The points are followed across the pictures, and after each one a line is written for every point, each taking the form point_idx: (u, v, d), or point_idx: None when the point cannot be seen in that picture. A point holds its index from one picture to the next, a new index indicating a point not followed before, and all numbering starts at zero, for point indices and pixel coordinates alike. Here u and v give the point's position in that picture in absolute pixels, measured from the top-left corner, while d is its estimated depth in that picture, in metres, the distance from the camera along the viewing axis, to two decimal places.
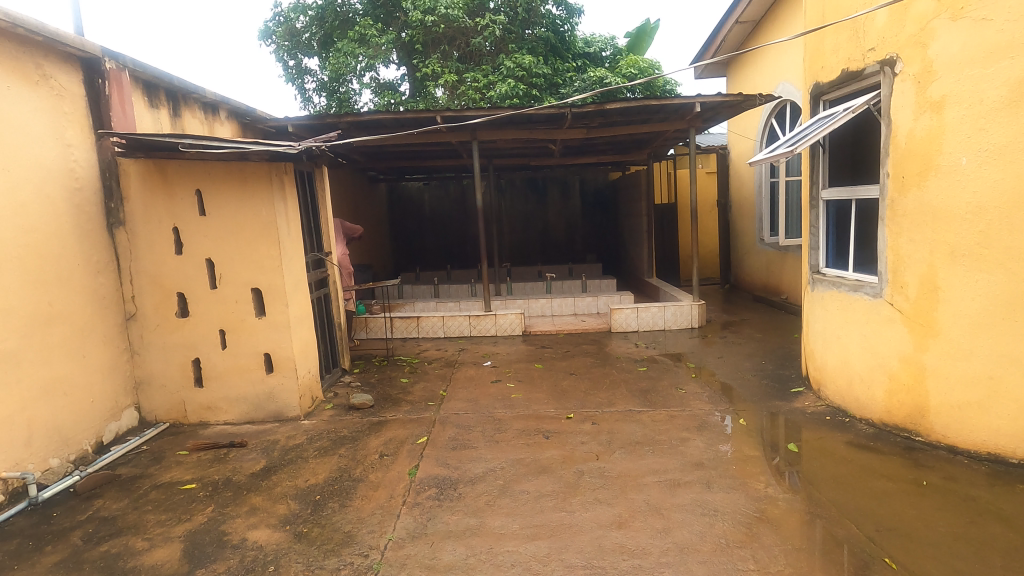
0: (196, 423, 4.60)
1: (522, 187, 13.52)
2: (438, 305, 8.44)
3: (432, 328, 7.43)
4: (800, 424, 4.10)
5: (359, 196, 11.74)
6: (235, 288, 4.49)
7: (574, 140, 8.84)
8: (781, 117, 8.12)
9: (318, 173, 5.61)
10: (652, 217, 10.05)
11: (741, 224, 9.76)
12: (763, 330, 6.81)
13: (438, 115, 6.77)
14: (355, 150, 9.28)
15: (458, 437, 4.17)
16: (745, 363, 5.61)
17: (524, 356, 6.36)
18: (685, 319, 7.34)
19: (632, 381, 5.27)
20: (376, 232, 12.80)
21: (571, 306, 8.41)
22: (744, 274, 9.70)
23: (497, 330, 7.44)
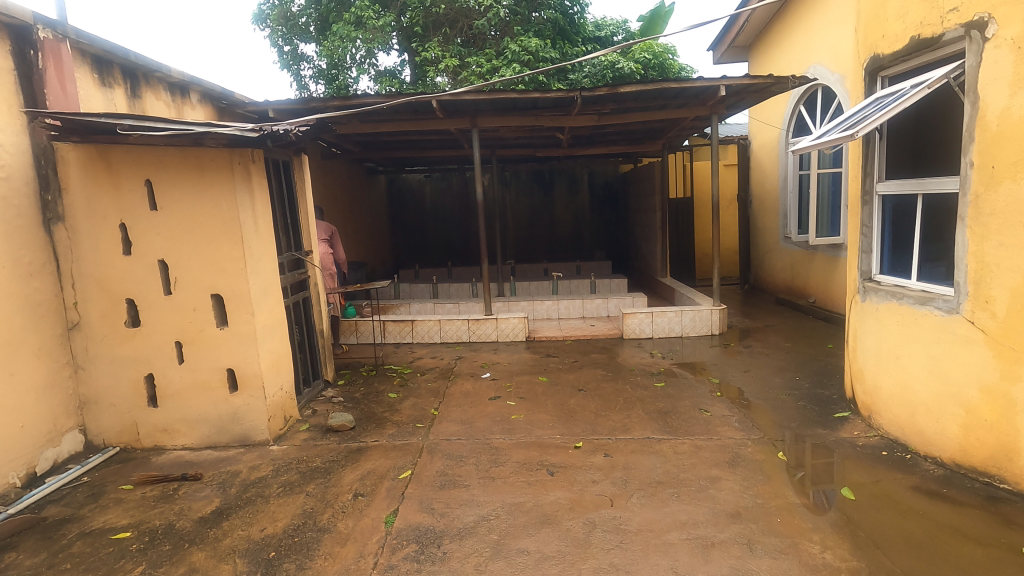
0: (150, 448, 4.02)
1: (528, 180, 12.90)
2: (436, 306, 7.85)
3: (427, 333, 6.85)
4: (851, 461, 3.47)
5: (356, 189, 11.14)
6: (192, 295, 3.89)
7: (584, 128, 8.18)
8: (811, 103, 7.41)
9: (294, 161, 5.00)
10: (667, 212, 9.38)
11: (762, 221, 9.07)
12: (793, 338, 6.16)
13: (433, 99, 6.12)
14: (348, 140, 8.67)
15: (447, 471, 3.57)
16: (776, 379, 4.97)
17: (528, 367, 5.75)
18: (704, 326, 6.70)
19: (649, 400, 4.65)
20: (374, 227, 12.20)
21: (579, 309, 7.78)
22: (766, 274, 9.03)
23: (499, 335, 6.83)
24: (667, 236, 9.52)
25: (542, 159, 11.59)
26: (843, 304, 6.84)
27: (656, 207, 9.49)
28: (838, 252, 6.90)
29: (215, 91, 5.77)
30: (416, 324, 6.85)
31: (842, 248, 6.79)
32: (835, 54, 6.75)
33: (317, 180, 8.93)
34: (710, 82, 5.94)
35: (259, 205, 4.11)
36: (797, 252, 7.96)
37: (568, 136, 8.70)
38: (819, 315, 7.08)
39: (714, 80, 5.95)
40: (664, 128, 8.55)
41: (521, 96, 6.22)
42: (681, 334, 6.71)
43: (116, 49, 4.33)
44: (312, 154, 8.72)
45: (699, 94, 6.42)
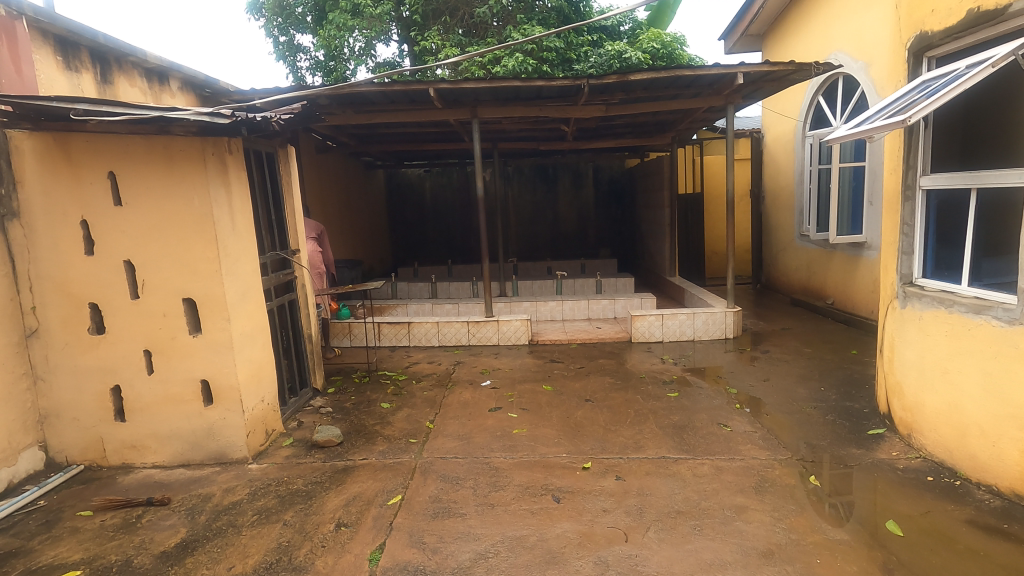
0: (118, 466, 3.68)
1: (531, 175, 12.56)
2: (435, 307, 7.50)
3: (425, 336, 6.50)
4: (893, 488, 3.10)
5: (354, 184, 10.80)
6: (162, 299, 3.53)
7: (590, 120, 7.79)
8: (831, 94, 7.02)
9: (278, 154, 4.63)
10: (676, 209, 9.00)
11: (776, 218, 8.68)
12: (813, 344, 5.79)
13: (430, 87, 5.73)
14: (344, 133, 8.30)
15: (441, 496, 3.21)
16: (799, 389, 4.60)
17: (531, 374, 5.39)
18: (718, 330, 6.33)
19: (663, 413, 4.28)
20: (372, 224, 11.84)
21: (584, 310, 7.42)
22: (779, 274, 8.65)
23: (500, 338, 6.47)
24: (676, 233, 9.13)
25: (546, 153, 11.22)
26: (864, 307, 6.46)
27: (665, 204, 9.11)
28: (859, 251, 6.51)
29: (197, 79, 5.43)
30: (413, 327, 6.50)
31: (864, 246, 6.41)
32: (859, 39, 6.34)
33: (311, 174, 8.58)
34: (727, 69, 5.54)
35: (238, 200, 3.75)
36: (814, 250, 7.58)
37: (573, 129, 8.32)
38: (838, 317, 6.70)
39: (731, 66, 5.54)
40: (674, 120, 8.16)
41: (525, 85, 5.84)
42: (694, 338, 6.34)
43: (83, 30, 3.99)
44: (306, 148, 8.36)
45: (714, 82, 6.03)
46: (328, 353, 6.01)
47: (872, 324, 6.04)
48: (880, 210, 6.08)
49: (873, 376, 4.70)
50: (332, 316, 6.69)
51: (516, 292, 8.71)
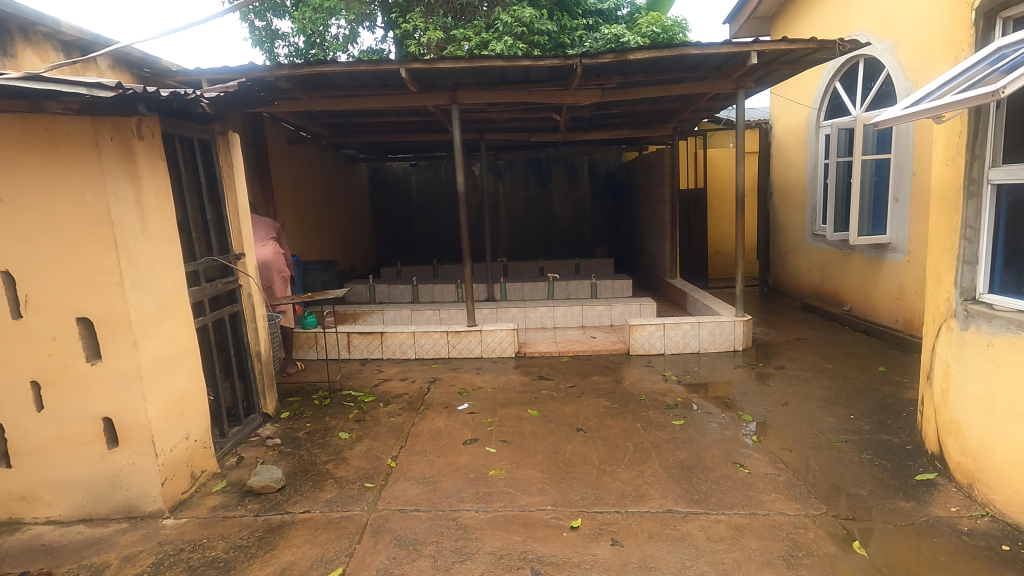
0: (5, 522, 3.01)
1: (523, 169, 11.92)
2: (414, 314, 6.84)
3: (400, 348, 5.85)
4: (961, 560, 2.46)
5: (333, 179, 10.13)
6: (49, 319, 2.84)
7: (585, 108, 7.12)
8: (849, 79, 6.37)
9: (214, 142, 3.93)
10: (677, 206, 8.35)
11: (786, 216, 8.03)
12: (833, 358, 5.15)
13: (401, 67, 5.02)
14: (316, 122, 7.61)
15: (392, 569, 2.55)
16: (826, 417, 3.97)
17: (516, 394, 4.74)
18: (725, 342, 5.67)
19: (668, 448, 3.64)
20: (354, 221, 11.15)
21: (578, 318, 6.77)
22: (789, 277, 8.02)
23: (483, 351, 5.82)
24: (677, 232, 8.48)
25: (539, 145, 10.57)
26: (888, 316, 5.83)
27: (665, 201, 8.44)
28: (881, 253, 5.88)
29: (132, 56, 4.81)
30: (387, 338, 5.84)
31: (888, 248, 5.78)
32: (884, 18, 5.69)
33: (282, 168, 7.89)
34: (739, 47, 4.87)
35: (150, 196, 3.08)
36: (829, 252, 6.94)
37: (566, 119, 7.66)
38: (858, 327, 6.07)
39: (743, 44, 4.87)
40: (676, 108, 7.50)
41: (510, 65, 5.13)
42: (698, 350, 5.69)
43: None
44: (275, 138, 7.67)
45: (723, 63, 5.36)
46: (289, 369, 5.35)
47: (899, 335, 5.41)
48: (907, 208, 5.44)
49: (909, 401, 4.07)
50: (297, 326, 6.01)
51: (505, 296, 8.04)
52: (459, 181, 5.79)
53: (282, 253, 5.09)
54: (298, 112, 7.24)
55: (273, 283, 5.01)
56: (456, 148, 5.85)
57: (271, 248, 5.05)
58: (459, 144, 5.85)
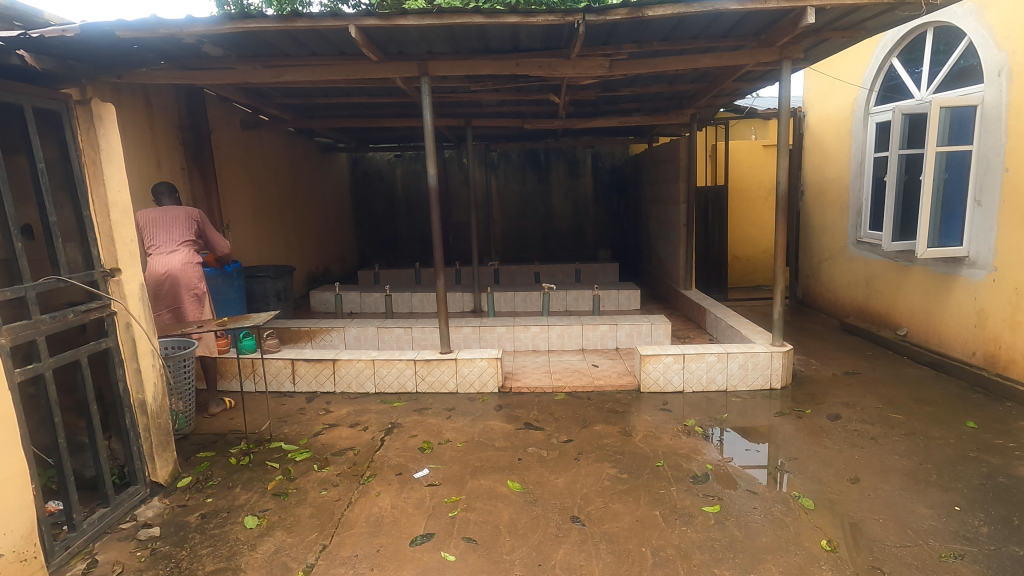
0: None
1: (520, 162, 10.82)
2: (381, 333, 5.74)
3: (357, 380, 4.75)
4: None
5: (304, 170, 9.00)
6: None
7: (588, 87, 5.98)
8: (911, 53, 5.26)
9: (65, 112, 2.80)
10: (694, 207, 7.21)
11: (822, 219, 6.90)
12: (901, 406, 4.05)
13: (352, 25, 3.85)
14: (273, 102, 6.48)
15: None
16: (919, 507, 2.85)
17: (495, 452, 3.65)
18: (759, 378, 4.56)
19: (701, 560, 2.53)
20: (329, 218, 10.03)
21: (576, 340, 5.66)
22: (823, 291, 6.90)
23: (459, 384, 4.72)
24: (693, 236, 7.34)
25: (536, 135, 9.45)
26: (960, 347, 4.72)
27: (680, 199, 7.30)
28: (954, 268, 4.76)
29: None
30: (341, 367, 4.75)
31: (963, 263, 4.66)
32: None
33: (234, 156, 6.77)
34: (791, 0, 3.72)
35: None
36: (878, 263, 5.81)
37: (566, 102, 6.52)
38: (918, 359, 4.99)
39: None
40: (696, 89, 6.34)
41: (492, 24, 3.98)
42: (726, 388, 4.58)
43: None
44: (222, 121, 6.54)
45: (767, 24, 4.22)
46: (213, 410, 4.24)
47: (982, 375, 4.32)
48: (994, 212, 4.32)
49: None
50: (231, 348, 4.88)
51: (492, 309, 6.95)
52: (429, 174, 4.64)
53: (195, 264, 3.94)
54: (248, 89, 6.10)
55: (182, 303, 3.97)
56: (426, 131, 4.69)
57: (178, 258, 3.90)
58: (431, 127, 4.70)
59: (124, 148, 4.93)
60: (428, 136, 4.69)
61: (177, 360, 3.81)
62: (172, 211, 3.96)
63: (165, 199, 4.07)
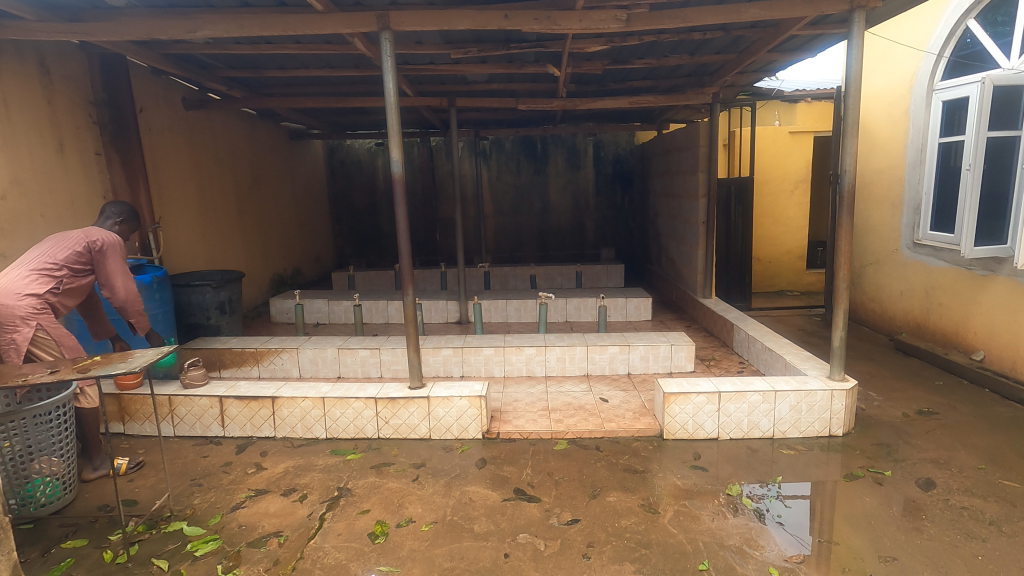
0: None
1: (514, 150, 9.78)
2: (343, 356, 4.73)
3: (303, 424, 3.74)
4: None
5: (269, 159, 7.95)
6: None
7: (595, 53, 4.95)
8: (995, 12, 4.26)
9: None
10: (714, 202, 6.20)
11: (866, 217, 5.91)
12: (1013, 469, 3.07)
13: None
14: (218, 75, 5.44)
15: None
16: None
17: (473, 542, 2.65)
18: (815, 423, 3.58)
19: None
20: (301, 214, 8.99)
21: (579, 364, 4.68)
22: (867, 301, 5.91)
23: (431, 429, 3.71)
24: (714, 236, 6.35)
25: (532, 120, 8.42)
26: None
27: (699, 193, 6.29)
28: None
29: None
30: (282, 407, 3.73)
31: None
32: None
33: (173, 140, 5.72)
34: None
35: None
36: (943, 271, 4.82)
37: (567, 77, 5.51)
38: (1009, 394, 3.98)
39: None
40: (721, 61, 5.33)
41: None
42: (773, 435, 3.60)
43: None
44: (157, 97, 5.48)
45: None
46: (92, 474, 3.27)
47: None
48: None
49: None
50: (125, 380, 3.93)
51: (479, 321, 5.94)
52: (393, 159, 3.60)
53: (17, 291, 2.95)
54: (182, 58, 5.05)
55: None
56: (389, 103, 3.65)
57: (10, 281, 3.00)
58: (395, 98, 3.66)
59: (8, 124, 3.88)
60: (392, 109, 3.66)
61: (28, 416, 2.78)
62: (69, 232, 3.20)
63: (107, 224, 3.41)
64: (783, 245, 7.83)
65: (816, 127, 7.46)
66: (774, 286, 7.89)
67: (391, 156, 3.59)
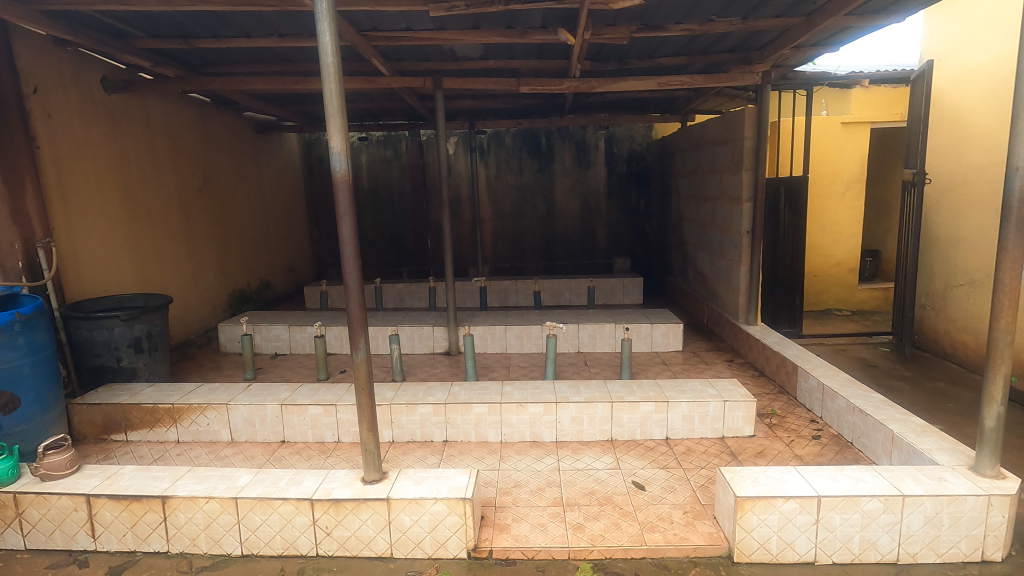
0: None
1: (515, 146, 8.61)
2: (288, 414, 3.57)
3: (207, 535, 2.59)
4: None
5: (228, 154, 6.80)
6: None
7: (623, 12, 3.80)
8: None
9: None
10: (762, 207, 5.04)
11: (956, 227, 4.73)
12: None
13: None
14: (138, 47, 4.27)
15: None
16: None
17: None
18: (961, 544, 2.41)
19: None
20: (271, 217, 7.85)
21: (601, 426, 3.53)
22: (957, 332, 4.73)
23: (393, 544, 2.55)
24: (760, 249, 5.18)
25: (536, 109, 7.29)
26: None
27: (743, 196, 5.12)
28: None
29: None
30: (176, 512, 2.57)
31: None
32: None
33: (86, 130, 4.57)
34: None
35: None
36: None
37: (582, 49, 4.40)
38: None
39: None
40: (781, 27, 4.18)
41: None
42: (896, 560, 2.43)
43: None
44: (62, 75, 4.33)
45: None
46: None
47: None
48: None
49: None
50: None
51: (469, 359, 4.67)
52: (334, 149, 2.41)
53: None
54: (81, 19, 3.88)
55: None
56: (324, 62, 2.37)
57: None
58: (335, 57, 2.38)
59: None
60: (330, 74, 2.37)
61: None
62: None
63: None
64: (831, 257, 6.66)
65: (875, 117, 6.26)
66: (820, 305, 6.73)
67: (330, 143, 2.40)
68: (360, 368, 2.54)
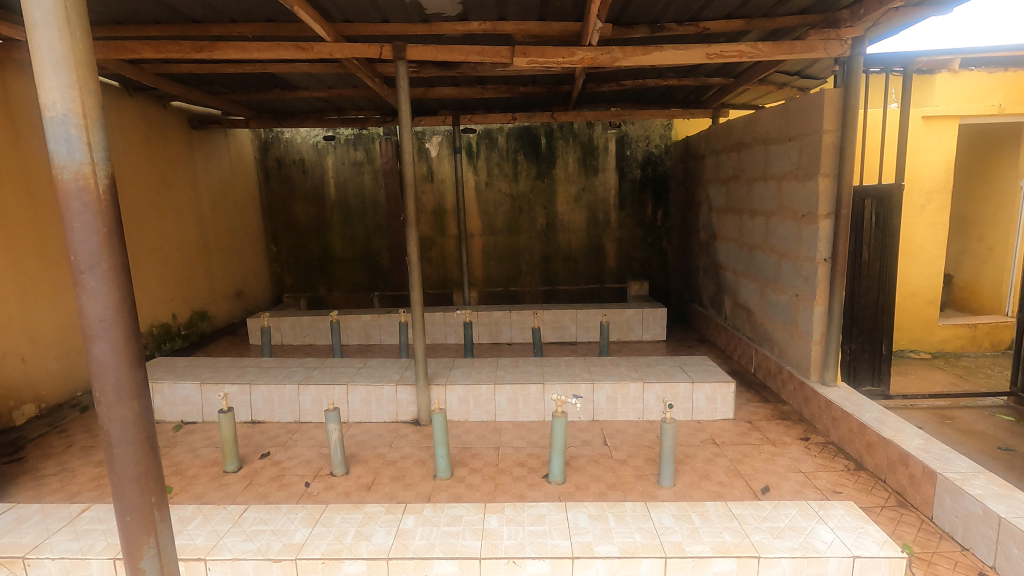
0: None
1: (509, 147, 7.24)
2: (124, 574, 2.14)
3: None
4: None
5: (150, 154, 5.40)
6: None
7: None
8: None
9: None
10: (847, 225, 3.67)
11: None
12: None
13: None
14: None
15: None
16: None
17: None
18: None
19: None
20: (213, 232, 6.44)
21: None
22: None
23: None
24: (842, 284, 3.79)
25: (536, 102, 5.93)
26: None
27: (820, 212, 3.75)
28: None
29: None
30: None
31: None
32: None
33: None
34: None
35: None
36: None
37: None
38: None
39: None
40: None
41: None
42: None
43: None
44: None
45: None
46: None
47: None
48: None
49: None
50: None
51: (442, 456, 3.19)
52: (49, 107, 1.32)
53: None
54: None
55: None
56: None
57: None
58: None
59: None
60: None
61: None
62: None
63: None
64: (905, 286, 5.30)
65: (964, 110, 4.97)
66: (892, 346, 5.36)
67: (40, 95, 1.31)
68: (126, 495, 1.51)
